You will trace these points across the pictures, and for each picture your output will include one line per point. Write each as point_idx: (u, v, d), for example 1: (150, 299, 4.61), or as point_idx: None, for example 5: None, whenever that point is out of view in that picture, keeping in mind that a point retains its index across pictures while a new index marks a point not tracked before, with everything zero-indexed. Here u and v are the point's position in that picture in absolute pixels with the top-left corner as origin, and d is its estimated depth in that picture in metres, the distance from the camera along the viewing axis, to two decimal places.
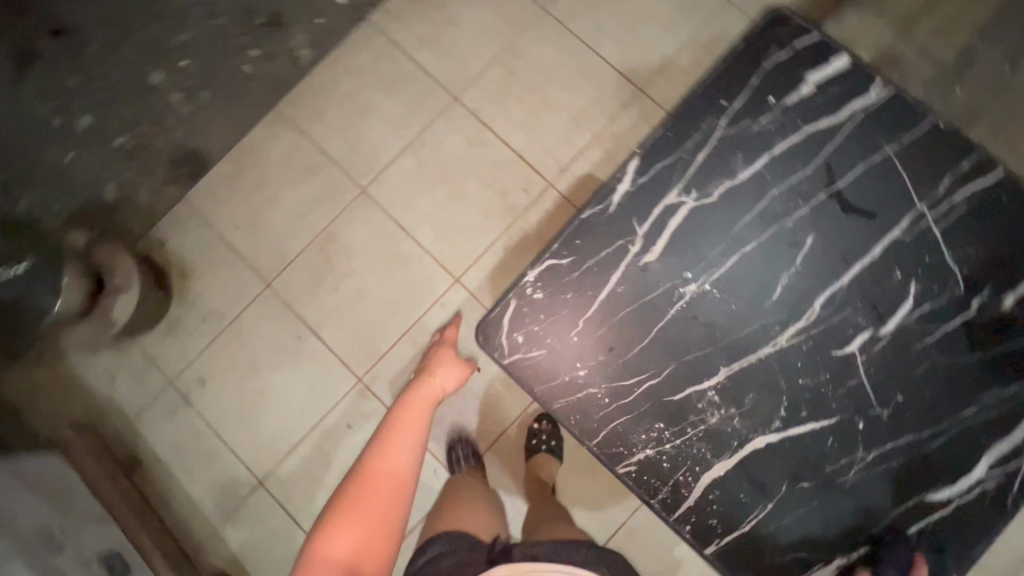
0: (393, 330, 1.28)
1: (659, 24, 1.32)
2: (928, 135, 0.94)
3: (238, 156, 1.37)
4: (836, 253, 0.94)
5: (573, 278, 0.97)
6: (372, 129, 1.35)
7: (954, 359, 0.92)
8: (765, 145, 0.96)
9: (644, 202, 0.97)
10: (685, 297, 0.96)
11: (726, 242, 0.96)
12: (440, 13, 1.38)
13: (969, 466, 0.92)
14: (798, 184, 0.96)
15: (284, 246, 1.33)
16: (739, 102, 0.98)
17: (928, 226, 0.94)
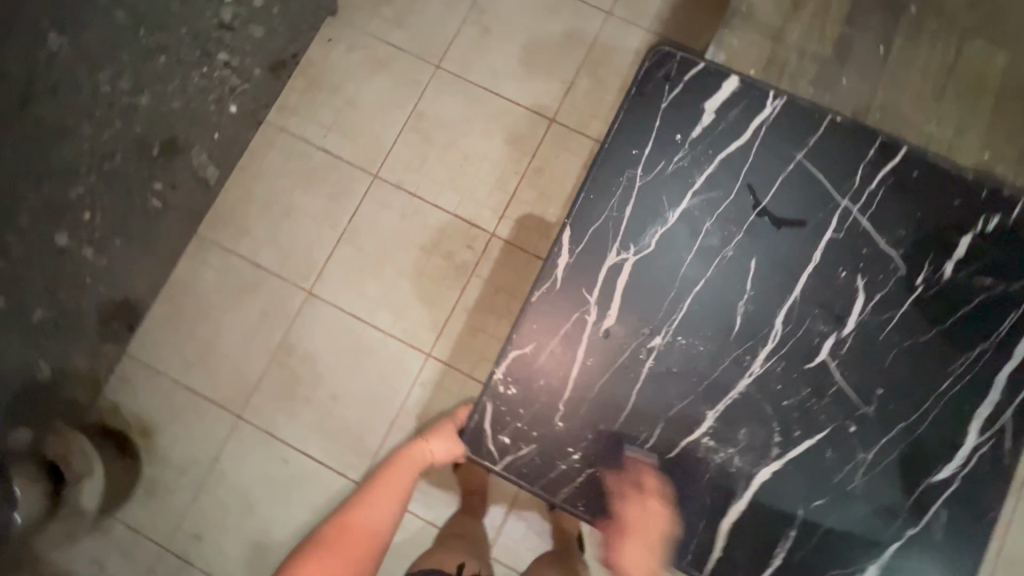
0: (379, 423, 1.24)
1: (551, 52, 1.34)
2: (828, 138, 0.67)
3: (171, 294, 1.33)
4: (819, 226, 0.66)
5: (542, 383, 0.66)
6: (300, 228, 1.32)
7: (945, 330, 0.65)
8: (728, 134, 0.67)
9: (570, 276, 0.67)
10: (658, 356, 0.66)
11: (715, 266, 0.66)
12: (336, 96, 1.36)
13: (981, 446, 0.63)
14: (755, 177, 0.66)
15: (244, 371, 1.28)
16: (677, 89, 0.68)
17: (875, 198, 0.66)
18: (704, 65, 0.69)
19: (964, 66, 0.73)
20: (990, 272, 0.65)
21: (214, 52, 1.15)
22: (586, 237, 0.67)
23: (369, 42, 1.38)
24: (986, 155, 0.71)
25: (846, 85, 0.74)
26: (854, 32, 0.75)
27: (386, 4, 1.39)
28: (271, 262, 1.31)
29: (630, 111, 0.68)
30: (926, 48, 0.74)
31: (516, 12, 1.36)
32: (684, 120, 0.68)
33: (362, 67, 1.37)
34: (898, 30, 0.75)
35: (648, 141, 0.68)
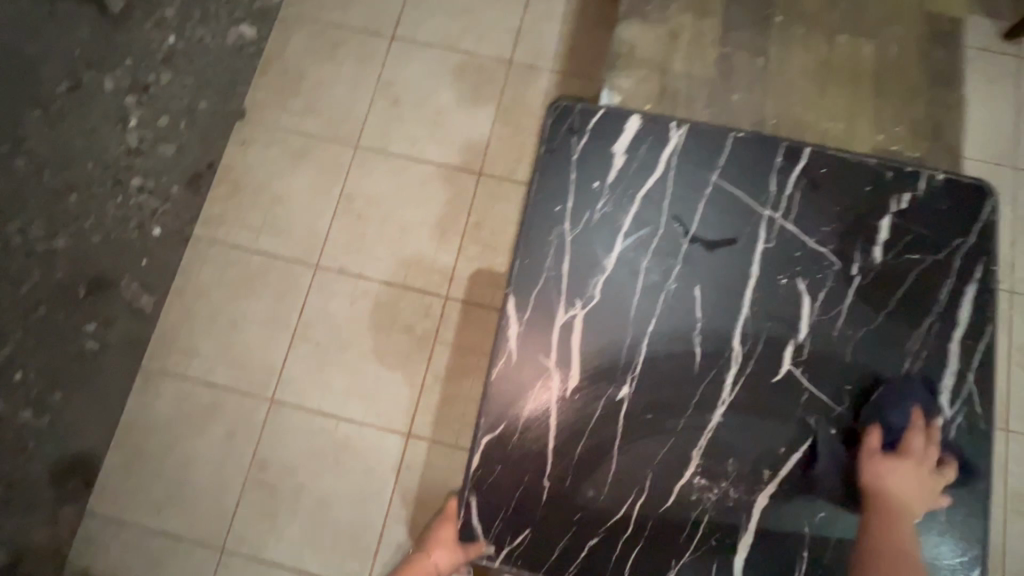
0: (374, 520, 1.16)
1: (465, 109, 1.37)
2: (734, 156, 0.73)
3: (126, 436, 1.23)
4: (749, 238, 0.70)
5: (522, 458, 0.66)
6: (249, 337, 1.26)
7: (890, 313, 0.69)
8: (641, 169, 0.72)
9: (531, 340, 0.68)
10: (630, 404, 0.67)
11: (659, 304, 0.69)
12: (262, 195, 1.34)
13: (953, 417, 0.67)
14: (676, 207, 0.71)
15: (219, 502, 1.18)
16: (584, 138, 0.73)
17: (793, 201, 0.71)
18: (603, 109, 0.74)
19: (840, 60, 0.85)
20: (914, 249, 0.70)
21: (127, 178, 1.18)
22: (531, 301, 0.69)
23: (285, 135, 1.37)
24: (882, 137, 0.81)
25: (736, 99, 0.83)
26: (732, 50, 0.85)
27: (294, 96, 1.39)
28: (227, 379, 1.24)
29: (544, 167, 0.72)
30: (800, 53, 0.85)
31: (423, 78, 1.39)
32: (598, 165, 0.73)
33: (282, 161, 1.36)
34: (771, 41, 0.86)
35: (567, 194, 0.72)
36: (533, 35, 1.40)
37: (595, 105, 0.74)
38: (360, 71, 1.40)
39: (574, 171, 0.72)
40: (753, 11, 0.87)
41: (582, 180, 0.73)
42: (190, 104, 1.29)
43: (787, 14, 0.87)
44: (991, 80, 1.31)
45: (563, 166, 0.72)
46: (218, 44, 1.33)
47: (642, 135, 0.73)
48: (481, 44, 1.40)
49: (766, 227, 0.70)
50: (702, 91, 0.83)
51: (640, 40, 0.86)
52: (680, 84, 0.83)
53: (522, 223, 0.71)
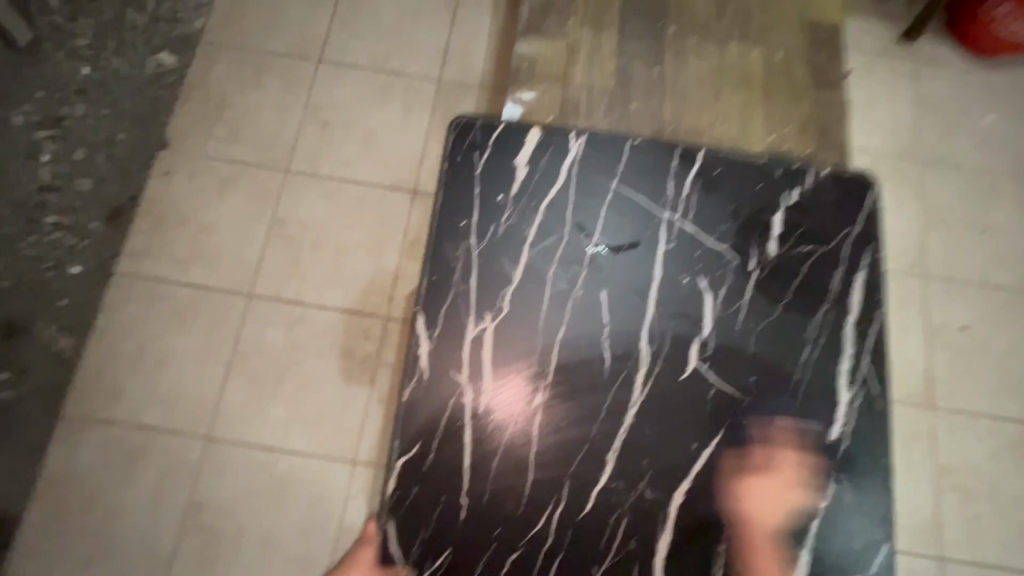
0: (321, 554, 1.12)
1: (395, 128, 1.37)
2: (630, 163, 0.79)
3: (45, 491, 1.13)
4: (652, 240, 0.76)
5: (438, 478, 0.68)
6: (179, 374, 1.20)
7: (788, 305, 0.74)
8: (543, 179, 0.78)
9: (445, 351, 0.71)
10: (543, 414, 0.69)
11: (567, 313, 0.73)
12: (188, 226, 1.29)
13: (853, 400, 0.72)
14: (580, 216, 0.77)
15: (154, 551, 1.11)
16: (487, 152, 0.79)
17: (691, 202, 0.78)
18: (504, 124, 0.81)
19: (728, 66, 0.90)
20: (805, 241, 0.77)
21: (40, 217, 1.25)
22: (440, 320, 0.72)
23: (209, 163, 1.33)
24: (774, 137, 0.86)
25: (635, 107, 0.87)
26: (628, 61, 0.90)
27: (217, 123, 1.36)
28: (156, 421, 1.17)
29: (449, 182, 0.78)
30: (694, 63, 0.90)
31: (351, 100, 1.38)
32: (502, 178, 0.78)
33: (208, 191, 1.31)
34: (664, 51, 0.91)
35: (472, 209, 0.77)
36: (460, 53, 1.42)
37: (496, 120, 0.81)
38: (286, 95, 1.38)
39: (479, 183, 0.78)
40: (646, 24, 0.93)
41: (486, 190, 0.77)
42: (109, 135, 1.32)
43: (678, 25, 0.93)
44: (892, 80, 1.40)
45: (467, 177, 0.78)
46: (136, 72, 1.37)
47: (542, 146, 0.80)
48: (408, 64, 1.41)
49: (664, 229, 0.77)
50: (602, 101, 0.87)
51: (541, 56, 0.89)
52: (581, 95, 0.87)
53: (430, 240, 0.76)
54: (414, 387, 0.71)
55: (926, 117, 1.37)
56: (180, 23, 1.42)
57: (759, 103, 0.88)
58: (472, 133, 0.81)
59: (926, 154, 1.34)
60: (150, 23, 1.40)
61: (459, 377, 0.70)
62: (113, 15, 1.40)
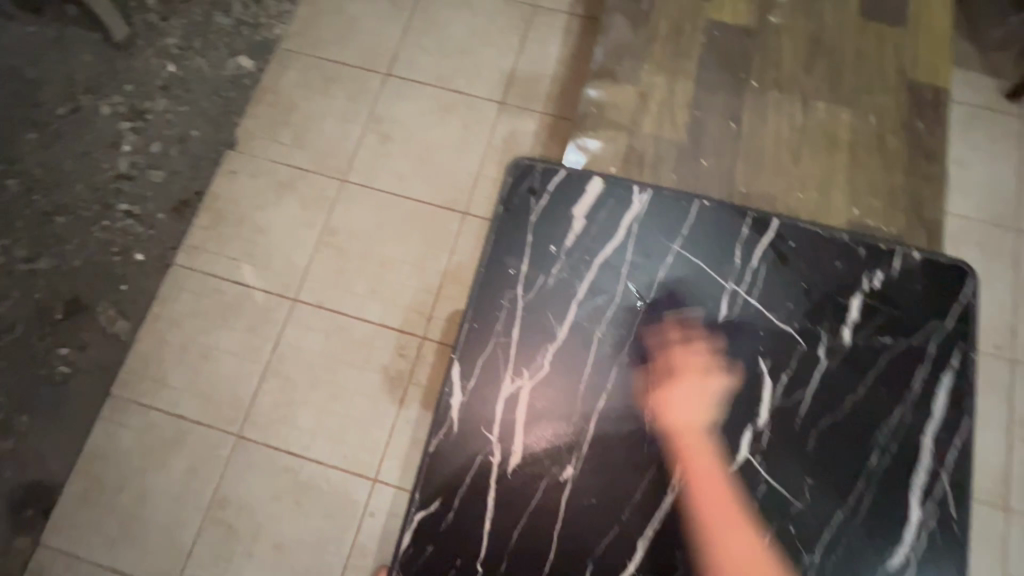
0: (332, 568, 1.12)
1: (453, 147, 1.36)
2: (695, 226, 0.77)
3: (88, 466, 1.18)
4: (711, 311, 0.73)
5: (456, 538, 0.67)
6: (219, 370, 1.23)
7: (858, 400, 0.70)
8: (600, 233, 0.77)
9: (477, 406, 0.71)
10: (574, 487, 0.67)
11: (609, 380, 0.71)
12: (245, 226, 1.33)
13: (925, 519, 0.67)
14: (636, 277, 0.75)
15: (176, 542, 1.14)
16: (543, 198, 0.79)
17: (758, 274, 0.75)
18: (565, 171, 0.80)
19: (813, 128, 0.87)
20: (884, 331, 0.73)
21: (114, 204, 1.31)
22: (475, 371, 0.72)
23: (272, 167, 1.37)
24: (859, 211, 0.82)
25: (706, 164, 0.85)
26: (703, 113, 0.87)
27: (284, 129, 1.40)
28: (194, 413, 1.21)
29: (502, 227, 0.78)
30: (774, 120, 0.87)
31: (413, 116, 1.39)
32: (556, 228, 0.78)
33: (267, 193, 1.35)
34: (744, 105, 0.88)
35: (522, 258, 0.76)
36: (525, 77, 1.40)
37: (557, 166, 0.80)
38: (352, 106, 1.40)
39: (531, 232, 0.78)
40: (728, 75, 0.90)
41: (539, 240, 0.77)
42: (182, 133, 1.38)
43: (761, 78, 0.90)
44: (993, 140, 1.27)
45: (520, 225, 0.78)
46: (216, 73, 1.43)
47: (601, 198, 0.79)
48: (473, 84, 1.41)
49: (723, 301, 0.74)
50: (671, 153, 0.85)
51: (611, 101, 0.88)
52: (648, 146, 0.85)
53: (475, 286, 0.76)
54: (443, 439, 0.71)
55: None
56: (262, 29, 1.47)
57: (842, 171, 0.84)
58: (530, 177, 0.81)
59: None
60: (235, 27, 1.46)
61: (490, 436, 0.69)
62: (203, 18, 1.47)
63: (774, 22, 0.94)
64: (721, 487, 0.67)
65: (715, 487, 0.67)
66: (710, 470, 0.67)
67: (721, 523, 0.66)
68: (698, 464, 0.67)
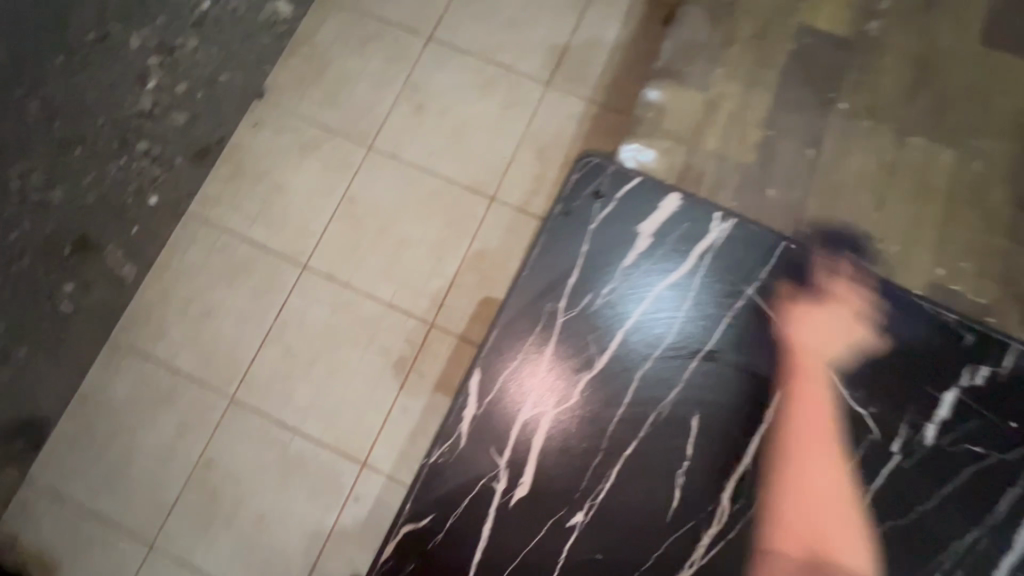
0: (310, 547, 1.09)
1: (490, 126, 1.27)
2: (791, 267, 0.68)
3: (82, 407, 1.18)
4: (775, 373, 0.65)
5: (437, 566, 0.62)
6: (221, 328, 1.20)
7: (931, 509, 0.62)
8: (665, 258, 0.69)
9: (487, 436, 0.64)
10: (579, 536, 0.62)
11: (644, 432, 0.64)
12: (263, 182, 1.27)
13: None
14: (694, 316, 0.67)
15: (159, 496, 1.12)
16: (610, 202, 0.71)
17: (842, 341, 0.66)
18: (639, 179, 0.72)
19: (903, 168, 0.79)
20: (977, 440, 0.63)
21: (133, 140, 1.11)
22: (493, 387, 0.65)
23: (296, 123, 1.30)
24: (943, 272, 0.75)
25: (772, 195, 0.78)
26: (777, 134, 0.81)
27: (314, 85, 1.32)
28: (189, 368, 1.18)
29: (554, 227, 0.70)
30: (857, 154, 0.80)
31: (450, 88, 1.30)
32: (617, 241, 0.69)
33: (291, 151, 1.29)
34: (828, 129, 0.81)
35: (571, 271, 0.68)
36: (575, 60, 1.30)
37: (630, 171, 0.72)
38: (387, 69, 1.32)
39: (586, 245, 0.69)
40: (812, 94, 0.82)
41: (597, 254, 0.69)
42: (210, 76, 1.21)
43: (851, 103, 0.81)
44: None
45: (578, 228, 0.70)
46: None
47: (677, 215, 0.70)
48: (520, 60, 1.31)
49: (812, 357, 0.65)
50: (732, 177, 0.79)
51: (671, 106, 0.82)
52: (708, 166, 0.79)
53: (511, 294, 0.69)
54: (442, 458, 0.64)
55: None
56: None
57: (935, 223, 0.77)
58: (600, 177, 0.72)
59: None
60: None
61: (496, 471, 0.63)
62: None
63: (872, 33, 0.84)
64: (824, 416, 0.64)
65: (812, 407, 0.64)
66: (823, 376, 0.65)
67: (807, 433, 0.64)
68: (810, 371, 0.65)
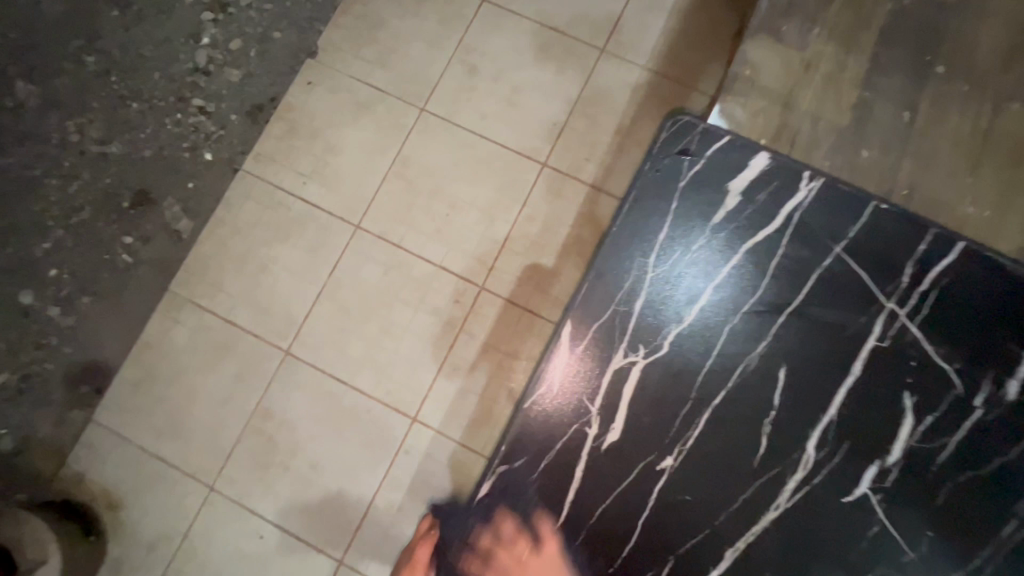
0: (362, 494, 1.14)
1: (544, 91, 1.27)
2: (878, 231, 0.69)
3: (142, 355, 1.22)
4: (861, 329, 0.67)
5: (531, 492, 0.66)
6: (276, 284, 1.23)
7: (1009, 463, 0.64)
8: (753, 216, 0.70)
9: (577, 380, 0.68)
10: (670, 476, 0.65)
11: (732, 383, 0.67)
12: (318, 141, 1.29)
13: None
14: (779, 273, 0.68)
15: (218, 441, 1.17)
16: (698, 162, 0.72)
17: (928, 300, 0.67)
18: (728, 137, 0.72)
19: (999, 134, 0.78)
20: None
21: (189, 96, 1.13)
22: (585, 338, 0.68)
23: (351, 83, 1.31)
24: None
25: (865, 156, 0.79)
26: (872, 95, 0.80)
27: (369, 44, 1.32)
28: (246, 322, 1.22)
29: (643, 186, 0.72)
30: (954, 115, 0.79)
31: (507, 50, 1.29)
32: (705, 199, 0.71)
33: (345, 110, 1.29)
34: (921, 92, 0.80)
35: (660, 228, 0.70)
36: (633, 25, 1.28)
37: (719, 130, 0.73)
38: (442, 30, 1.31)
39: (675, 203, 0.71)
40: (910, 55, 0.81)
41: (685, 213, 0.71)
42: (265, 31, 1.22)
43: (948, 63, 0.81)
44: None
45: (666, 188, 0.71)
46: None
47: (766, 176, 0.71)
48: (576, 24, 1.29)
49: (899, 314, 0.67)
50: (828, 137, 0.80)
51: (763, 64, 0.82)
52: (802, 126, 0.80)
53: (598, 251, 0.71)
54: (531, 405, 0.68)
55: None
56: None
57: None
58: (687, 137, 0.73)
59: None
60: None
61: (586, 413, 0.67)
62: None
63: None
64: None
65: None
66: None
67: None
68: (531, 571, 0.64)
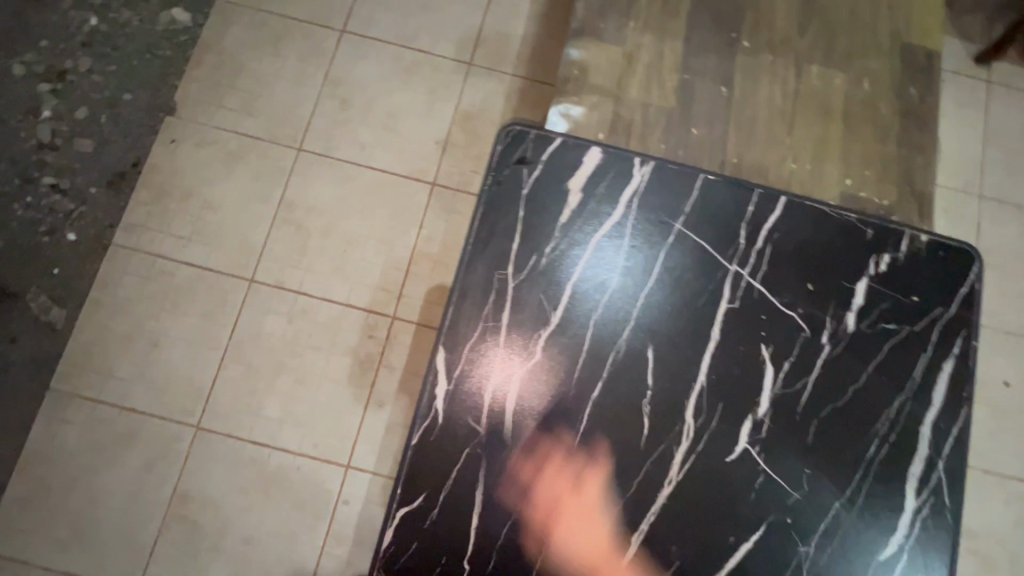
0: (307, 559, 1.08)
1: (419, 112, 1.27)
2: (706, 200, 0.79)
3: (31, 467, 1.09)
4: (714, 290, 0.76)
5: (445, 504, 0.69)
6: (172, 358, 1.15)
7: (851, 383, 0.74)
8: (594, 212, 0.77)
9: (466, 393, 0.72)
10: (568, 463, 0.70)
11: (605, 371, 0.73)
12: (192, 200, 1.21)
13: (909, 501, 0.71)
14: (628, 256, 0.76)
15: (136, 541, 1.07)
16: (536, 169, 0.79)
17: (763, 256, 0.77)
18: (560, 140, 0.80)
19: (806, 94, 0.88)
20: (885, 318, 0.76)
21: None
22: (459, 359, 0.73)
23: (216, 134, 1.25)
24: (850, 182, 0.84)
25: (696, 133, 0.85)
26: (692, 77, 0.87)
27: (229, 92, 1.27)
28: (145, 405, 1.12)
29: (492, 200, 0.78)
30: (767, 84, 0.87)
31: (374, 77, 1.28)
32: (548, 206, 0.78)
33: (214, 163, 1.23)
34: (734, 68, 0.88)
35: (515, 235, 0.76)
36: (494, 36, 1.31)
37: (550, 134, 0.80)
38: (303, 67, 1.28)
39: (523, 210, 0.77)
40: (718, 36, 0.90)
41: (536, 218, 0.77)
42: None
43: (752, 40, 0.90)
44: (962, 106, 1.31)
45: (513, 198, 0.78)
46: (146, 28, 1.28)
47: (601, 169, 0.79)
48: (438, 42, 1.31)
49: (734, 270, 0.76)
50: (659, 121, 0.85)
51: (592, 62, 0.87)
52: (636, 113, 0.85)
53: (463, 268, 0.76)
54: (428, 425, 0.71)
55: (990, 152, 1.28)
56: None
57: (839, 140, 0.86)
58: (522, 147, 0.80)
59: (989, 193, 1.26)
60: None
61: (477, 421, 0.71)
62: None
63: None
64: None
65: None
66: None
67: None
68: None
